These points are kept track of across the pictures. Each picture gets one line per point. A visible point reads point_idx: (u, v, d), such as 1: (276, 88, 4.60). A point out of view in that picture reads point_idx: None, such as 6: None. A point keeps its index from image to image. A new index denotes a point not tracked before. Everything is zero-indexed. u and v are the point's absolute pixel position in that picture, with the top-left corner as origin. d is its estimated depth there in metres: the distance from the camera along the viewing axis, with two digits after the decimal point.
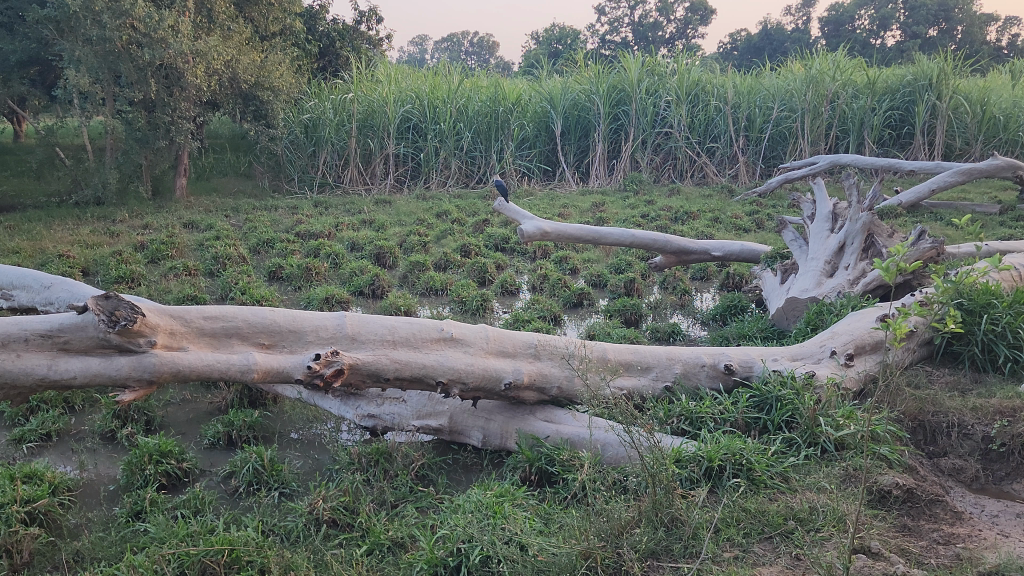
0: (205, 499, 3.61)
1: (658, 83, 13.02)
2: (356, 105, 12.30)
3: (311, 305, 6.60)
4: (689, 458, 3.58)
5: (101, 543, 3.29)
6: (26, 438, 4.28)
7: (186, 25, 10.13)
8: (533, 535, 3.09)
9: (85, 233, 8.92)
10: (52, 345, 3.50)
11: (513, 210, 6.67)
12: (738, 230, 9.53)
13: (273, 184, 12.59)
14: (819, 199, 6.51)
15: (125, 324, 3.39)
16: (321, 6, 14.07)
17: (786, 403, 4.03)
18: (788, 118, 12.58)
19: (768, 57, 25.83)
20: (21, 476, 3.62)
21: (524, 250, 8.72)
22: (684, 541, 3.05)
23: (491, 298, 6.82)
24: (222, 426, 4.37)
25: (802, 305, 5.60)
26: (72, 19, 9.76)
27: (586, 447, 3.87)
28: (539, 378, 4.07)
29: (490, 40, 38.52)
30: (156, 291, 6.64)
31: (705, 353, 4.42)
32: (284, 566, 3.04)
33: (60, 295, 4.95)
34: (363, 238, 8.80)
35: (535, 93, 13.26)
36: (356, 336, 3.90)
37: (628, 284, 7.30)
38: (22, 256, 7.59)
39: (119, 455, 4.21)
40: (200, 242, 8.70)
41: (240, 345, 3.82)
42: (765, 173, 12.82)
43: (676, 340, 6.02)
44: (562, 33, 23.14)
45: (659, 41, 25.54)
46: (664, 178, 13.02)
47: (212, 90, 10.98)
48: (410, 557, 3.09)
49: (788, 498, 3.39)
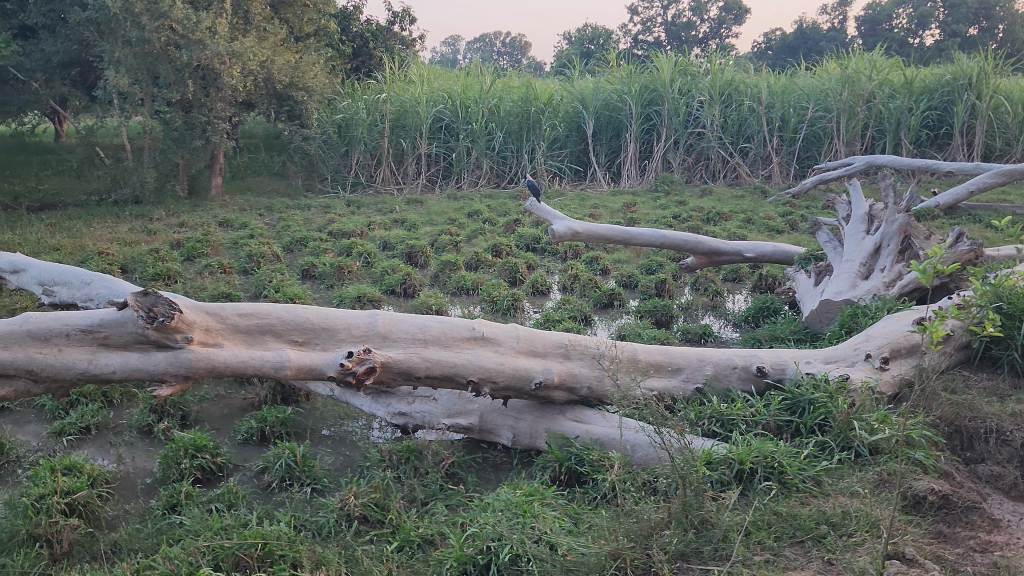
0: (239, 494, 3.66)
1: (691, 83, 12.90)
2: (389, 105, 12.37)
3: (343, 304, 6.64)
4: (720, 460, 3.56)
5: (138, 535, 3.36)
6: (67, 431, 4.38)
7: (223, 26, 10.30)
8: (562, 535, 3.11)
9: (123, 231, 9.06)
10: (93, 340, 3.59)
11: (544, 211, 6.65)
12: (771, 231, 9.45)
13: (306, 184, 12.70)
14: (856, 199, 6.42)
15: (163, 321, 3.47)
16: (356, 7, 14.20)
17: (818, 406, 4.00)
18: (823, 118, 12.43)
19: (802, 56, 25.54)
20: (61, 468, 3.71)
21: (554, 250, 8.72)
22: (715, 543, 3.03)
23: (522, 298, 6.83)
24: (256, 422, 4.43)
25: (836, 307, 5.52)
26: (112, 21, 9.97)
27: (615, 448, 3.88)
28: (569, 378, 4.06)
29: (523, 40, 38.48)
30: (192, 288, 6.76)
31: (737, 355, 4.38)
32: (316, 561, 3.08)
33: (100, 291, 4.99)
34: (394, 237, 8.87)
35: (566, 93, 13.21)
36: (387, 334, 3.94)
37: (659, 285, 7.26)
38: (62, 253, 7.73)
39: (156, 450, 4.29)
40: (235, 241, 8.78)
41: (274, 342, 3.86)
42: (799, 174, 12.66)
43: (707, 341, 6.00)
44: (594, 34, 23.02)
45: (692, 41, 25.36)
46: (696, 179, 12.88)
47: (247, 90, 11.17)
48: (440, 555, 3.11)
49: (820, 502, 3.36)
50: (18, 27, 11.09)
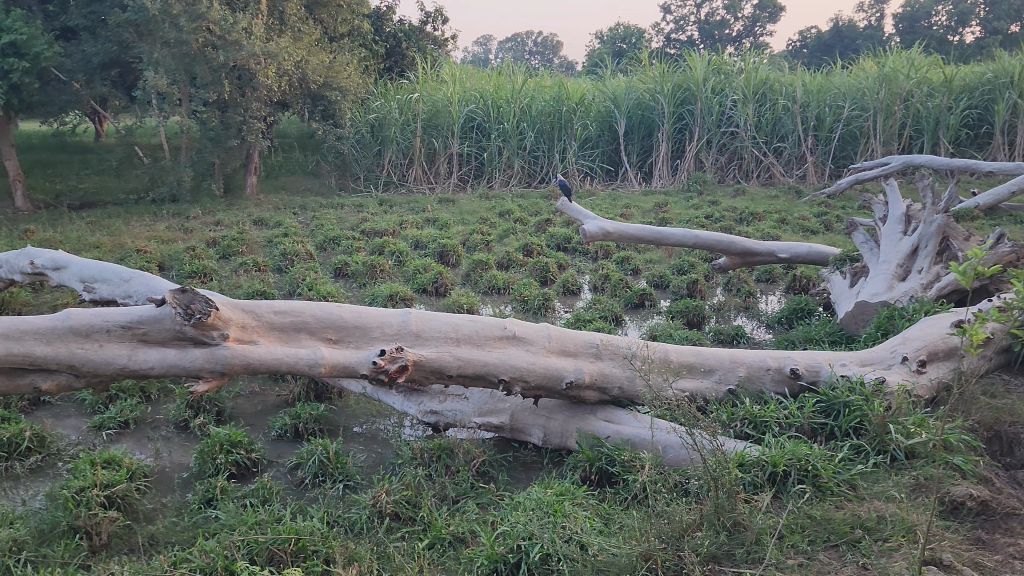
0: (273, 489, 3.72)
1: (724, 82, 12.77)
2: (421, 105, 12.41)
3: (375, 302, 6.69)
4: (753, 463, 3.54)
5: (175, 528, 3.42)
6: (106, 425, 4.47)
7: (259, 27, 10.46)
8: (593, 535, 3.12)
9: (161, 229, 9.23)
10: (132, 336, 3.65)
11: (575, 210, 6.63)
12: (806, 231, 9.35)
13: (339, 183, 12.81)
14: (893, 199, 6.34)
15: (199, 317, 3.53)
16: (389, 7, 14.30)
17: (853, 409, 3.95)
18: (860, 117, 12.25)
19: (838, 54, 25.24)
20: (100, 461, 3.77)
21: (585, 250, 8.70)
22: (747, 546, 3.00)
23: (553, 298, 6.82)
24: (290, 418, 4.49)
25: (871, 309, 5.44)
26: (151, 22, 10.17)
27: (646, 448, 3.86)
28: (600, 378, 4.05)
29: (555, 39, 38.46)
30: (227, 286, 6.85)
31: (771, 356, 4.34)
32: (348, 557, 3.11)
33: (139, 289, 5.07)
34: (426, 236, 8.92)
35: (599, 93, 13.16)
36: (420, 333, 3.96)
37: (690, 285, 7.21)
38: (102, 251, 7.90)
39: (192, 444, 4.36)
40: (269, 239, 8.90)
41: (308, 339, 3.91)
42: (834, 173, 12.50)
43: (739, 342, 5.96)
44: (626, 32, 22.89)
45: (725, 39, 25.13)
46: (729, 179, 12.77)
47: (282, 90, 11.31)
48: (471, 553, 3.12)
49: (855, 506, 3.31)
50: (60, 29, 11.30)
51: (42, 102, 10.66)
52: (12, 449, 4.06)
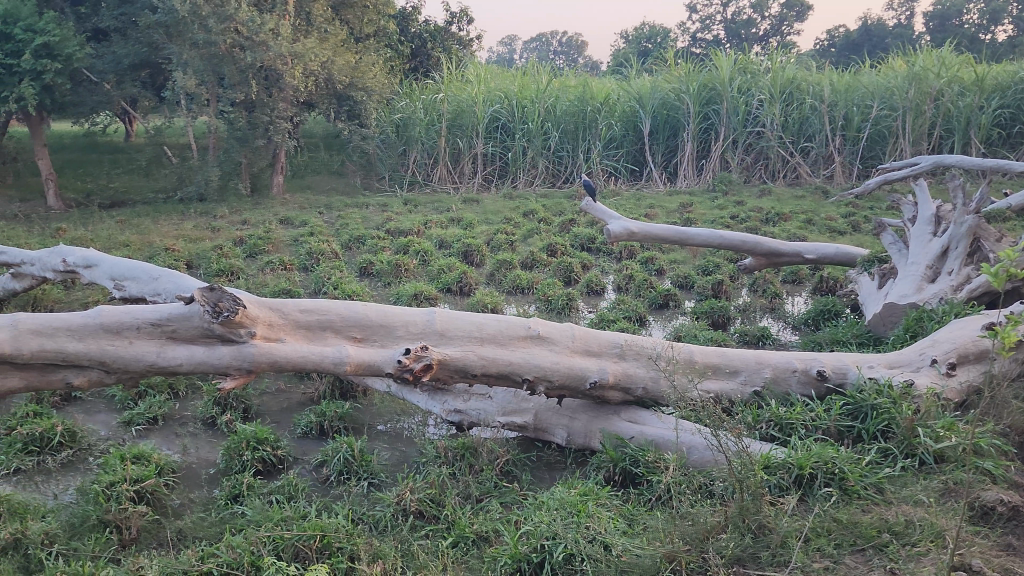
0: (298, 486, 3.74)
1: (751, 82, 12.66)
2: (446, 104, 12.44)
3: (400, 302, 6.72)
4: (779, 465, 3.52)
5: (202, 523, 3.46)
6: (135, 421, 4.53)
7: (286, 28, 10.57)
8: (617, 535, 3.11)
9: (189, 228, 9.34)
10: (161, 333, 3.69)
11: (600, 210, 6.60)
12: (833, 232, 9.26)
13: (364, 182, 12.89)
14: (922, 200, 6.25)
15: (227, 315, 3.57)
16: (414, 8, 14.36)
17: (881, 412, 3.91)
18: (889, 116, 12.12)
19: (867, 53, 24.96)
20: (130, 457, 3.83)
21: (610, 250, 8.68)
22: (773, 549, 2.97)
23: (576, 298, 6.82)
24: (315, 416, 4.52)
25: (900, 311, 5.38)
26: (180, 24, 10.31)
27: (671, 449, 3.85)
28: (624, 378, 4.05)
29: (580, 39, 38.40)
30: (254, 285, 6.92)
31: (797, 358, 4.31)
32: (373, 554, 3.12)
33: (167, 287, 5.12)
34: (451, 236, 8.95)
35: (624, 93, 13.11)
36: (444, 332, 3.97)
37: (715, 286, 7.17)
38: (131, 249, 8.03)
39: (219, 441, 4.41)
40: (295, 238, 8.98)
41: (333, 337, 3.93)
42: (862, 174, 12.36)
43: (765, 344, 5.91)
44: (652, 32, 22.77)
45: (752, 39, 24.92)
46: (755, 179, 12.67)
47: (309, 90, 11.40)
48: (495, 552, 3.13)
49: (882, 510, 3.28)
50: (91, 30, 11.47)
51: (73, 103, 10.70)
52: (44, 443, 4.13)
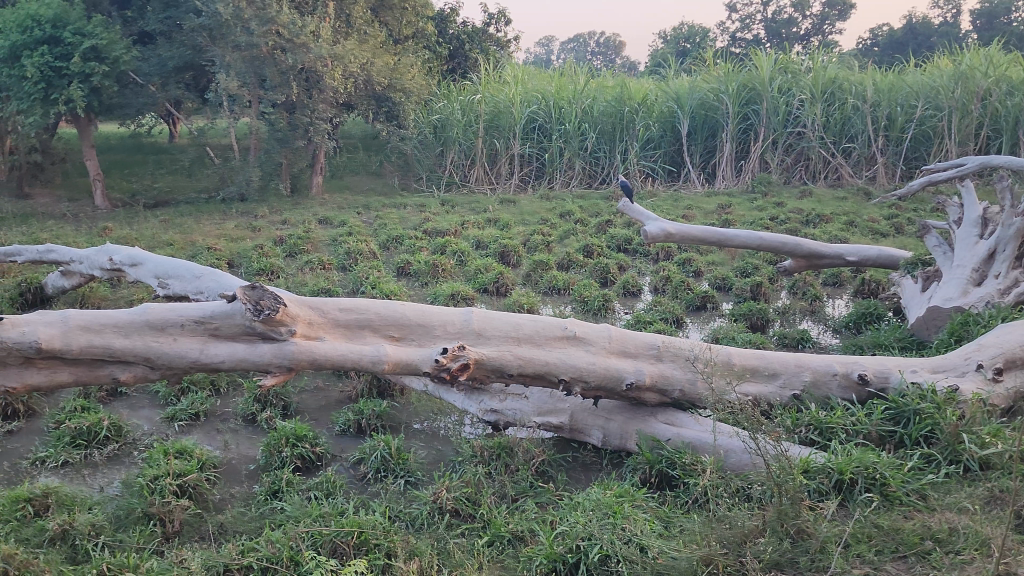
0: (336, 483, 3.79)
1: (791, 81, 12.48)
2: (484, 105, 12.49)
3: (437, 301, 6.77)
4: (818, 469, 3.47)
5: (242, 518, 3.52)
6: (178, 417, 4.63)
7: (326, 30, 10.76)
8: (653, 537, 3.10)
9: (231, 228, 9.49)
10: (204, 331, 3.76)
11: (637, 211, 6.55)
12: (875, 234, 9.11)
13: (402, 183, 12.99)
14: (969, 202, 6.12)
15: (268, 313, 3.63)
16: (452, 9, 14.43)
17: (924, 417, 3.83)
18: (933, 116, 11.91)
19: (911, 52, 24.52)
20: (173, 451, 3.91)
21: (646, 251, 8.65)
22: (812, 554, 2.93)
23: (613, 299, 6.80)
24: (353, 414, 4.57)
25: (944, 315, 5.28)
26: (223, 27, 10.50)
27: (708, 452, 3.81)
28: (661, 380, 4.03)
29: (617, 39, 38.27)
30: (294, 284, 7.02)
31: (838, 362, 4.25)
32: (409, 552, 3.15)
33: (210, 285, 5.21)
34: (488, 237, 8.97)
35: (662, 93, 13.02)
36: (481, 331, 3.99)
37: (753, 288, 7.09)
38: (175, 248, 8.21)
39: (259, 437, 4.48)
40: (334, 237, 9.08)
41: (372, 337, 3.97)
42: (906, 175, 12.15)
43: (804, 347, 5.83)
44: (690, 32, 22.57)
45: (793, 38, 24.59)
46: (795, 179, 12.51)
47: (348, 92, 11.52)
48: (530, 552, 3.13)
49: (925, 517, 3.21)
50: (137, 34, 11.73)
51: (119, 105, 10.90)
52: (91, 437, 4.23)
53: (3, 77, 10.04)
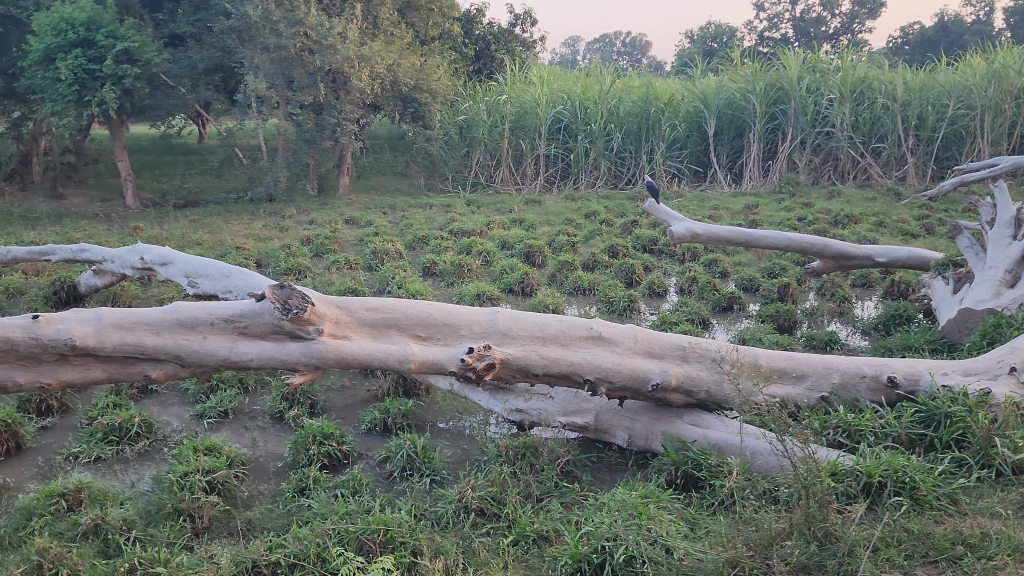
0: (362, 481, 3.81)
1: (820, 81, 12.36)
2: (510, 106, 12.52)
3: (462, 301, 6.79)
4: (846, 472, 3.44)
5: (270, 515, 3.56)
6: (207, 414, 4.69)
7: (354, 32, 10.81)
8: (679, 538, 3.09)
9: (258, 227, 9.60)
10: (234, 329, 3.81)
11: (663, 212, 6.51)
12: (905, 235, 8.99)
13: (428, 183, 13.05)
14: (1002, 202, 6.03)
15: (296, 312, 3.67)
16: (478, 10, 14.48)
17: (955, 420, 3.78)
18: (965, 116, 11.77)
19: (943, 50, 24.16)
20: (202, 448, 3.96)
21: (672, 252, 8.61)
22: (839, 558, 2.91)
23: (638, 299, 6.79)
24: (379, 413, 4.60)
25: (976, 317, 5.20)
26: (252, 29, 10.63)
27: (735, 454, 3.79)
28: (687, 381, 4.01)
29: (644, 40, 38.13)
30: (321, 283, 7.09)
31: (866, 364, 4.21)
32: (435, 550, 3.17)
33: (239, 284, 5.26)
34: (513, 237, 8.99)
35: (688, 93, 12.95)
36: (507, 331, 4.00)
37: (781, 289, 7.03)
38: (204, 247, 8.32)
39: (287, 435, 4.52)
40: (360, 237, 9.14)
41: (398, 336, 3.99)
42: (937, 175, 11.99)
43: (833, 349, 5.78)
44: (717, 31, 22.44)
45: (822, 37, 24.35)
46: (824, 180, 12.38)
47: (375, 92, 11.60)
48: (555, 552, 3.14)
49: (956, 521, 3.17)
50: (168, 36, 11.89)
51: (150, 106, 11.06)
52: (123, 433, 4.30)
53: (38, 80, 10.21)
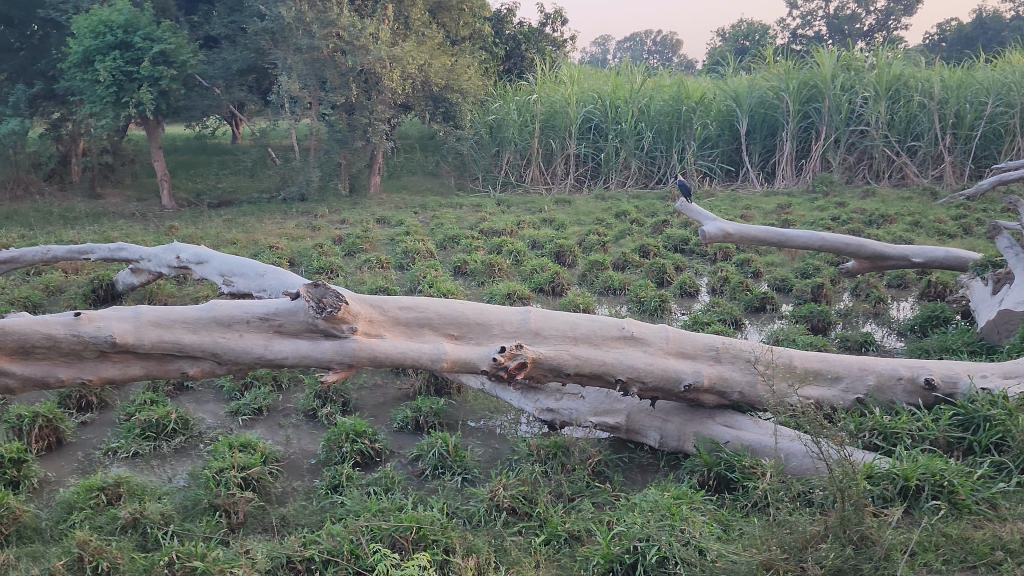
0: (394, 479, 3.84)
1: (854, 79, 12.20)
2: (540, 105, 12.52)
3: (493, 301, 6.80)
4: (882, 475, 3.40)
5: (304, 511, 3.59)
6: (242, 411, 4.75)
7: (385, 32, 10.87)
8: (712, 540, 3.07)
9: (291, 227, 9.69)
10: (269, 327, 3.85)
11: (694, 211, 6.46)
12: (942, 235, 8.85)
13: (458, 183, 13.10)
14: None
15: (330, 310, 3.70)
16: (509, 10, 14.50)
17: (995, 424, 3.72)
18: (1005, 113, 11.59)
19: (981, 47, 23.70)
20: (237, 445, 4.01)
21: (704, 252, 8.56)
22: (876, 562, 2.87)
23: (670, 299, 6.75)
24: (411, 411, 4.63)
25: (1016, 318, 5.09)
26: (285, 30, 10.75)
27: (769, 456, 3.76)
28: (720, 381, 3.99)
29: (675, 39, 37.92)
30: (353, 282, 7.15)
31: (903, 366, 4.16)
32: (467, 548, 3.18)
33: (272, 283, 5.32)
34: (543, 237, 8.99)
35: (720, 91, 12.86)
36: (539, 331, 4.00)
37: (814, 290, 6.96)
38: (238, 247, 8.42)
39: (319, 432, 4.57)
40: (391, 237, 9.19)
41: (431, 335, 4.00)
42: (975, 174, 11.77)
43: (868, 350, 5.70)
44: (749, 30, 22.25)
45: (856, 34, 24.02)
46: (858, 179, 12.21)
47: (406, 93, 11.66)
48: (586, 552, 3.14)
49: (996, 526, 3.11)
50: (203, 38, 12.06)
51: (186, 107, 11.22)
52: (160, 430, 4.37)
53: (77, 81, 10.40)
